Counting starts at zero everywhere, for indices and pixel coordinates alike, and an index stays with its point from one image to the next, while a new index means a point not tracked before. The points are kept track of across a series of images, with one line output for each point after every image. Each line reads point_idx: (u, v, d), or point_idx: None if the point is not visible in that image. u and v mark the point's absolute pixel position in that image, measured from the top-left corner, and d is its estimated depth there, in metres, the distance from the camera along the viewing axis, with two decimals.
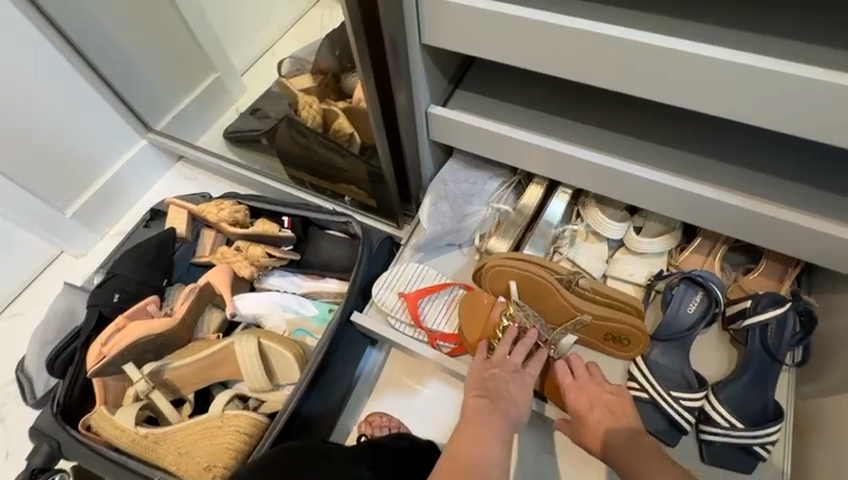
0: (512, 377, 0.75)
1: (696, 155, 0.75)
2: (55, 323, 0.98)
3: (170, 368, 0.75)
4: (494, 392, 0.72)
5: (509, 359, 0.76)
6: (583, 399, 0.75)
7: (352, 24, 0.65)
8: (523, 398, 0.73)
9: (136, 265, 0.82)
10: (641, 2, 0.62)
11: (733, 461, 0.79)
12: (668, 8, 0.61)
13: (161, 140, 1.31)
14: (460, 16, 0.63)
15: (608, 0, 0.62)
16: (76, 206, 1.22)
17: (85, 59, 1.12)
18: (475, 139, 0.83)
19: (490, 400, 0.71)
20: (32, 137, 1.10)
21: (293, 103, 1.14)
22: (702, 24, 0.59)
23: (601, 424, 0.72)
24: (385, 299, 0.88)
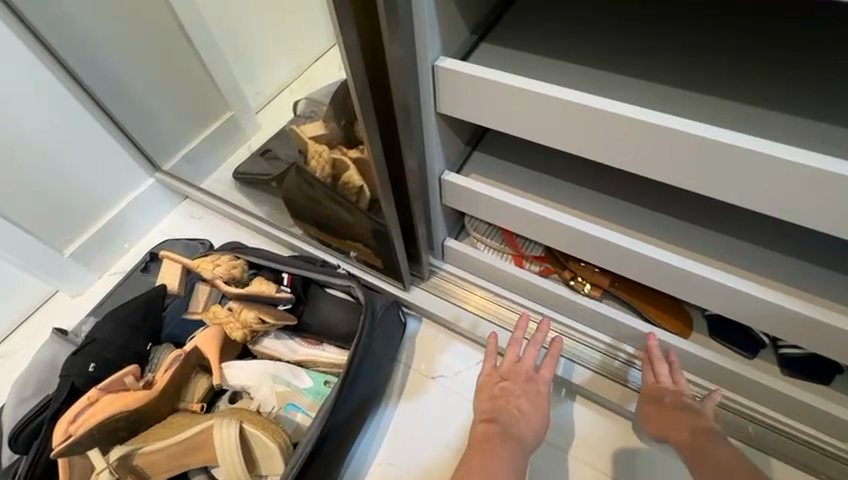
0: (523, 389, 0.74)
1: (739, 240, 0.65)
2: (35, 379, 0.90)
3: (140, 454, 0.68)
4: (503, 412, 0.72)
5: (521, 364, 0.76)
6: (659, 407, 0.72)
7: (356, 82, 0.56)
8: (537, 409, 0.72)
9: (120, 328, 0.77)
10: (671, 77, 0.57)
11: (811, 375, 0.73)
12: (701, 83, 0.56)
13: (169, 181, 1.30)
14: (479, 88, 0.57)
15: (632, 73, 0.58)
16: (75, 246, 1.19)
17: (94, 98, 1.10)
18: (490, 209, 0.74)
19: (500, 423, 0.70)
20: (35, 175, 1.07)
21: (303, 150, 1.10)
22: (740, 104, 0.53)
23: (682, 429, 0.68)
24: (476, 227, 0.92)
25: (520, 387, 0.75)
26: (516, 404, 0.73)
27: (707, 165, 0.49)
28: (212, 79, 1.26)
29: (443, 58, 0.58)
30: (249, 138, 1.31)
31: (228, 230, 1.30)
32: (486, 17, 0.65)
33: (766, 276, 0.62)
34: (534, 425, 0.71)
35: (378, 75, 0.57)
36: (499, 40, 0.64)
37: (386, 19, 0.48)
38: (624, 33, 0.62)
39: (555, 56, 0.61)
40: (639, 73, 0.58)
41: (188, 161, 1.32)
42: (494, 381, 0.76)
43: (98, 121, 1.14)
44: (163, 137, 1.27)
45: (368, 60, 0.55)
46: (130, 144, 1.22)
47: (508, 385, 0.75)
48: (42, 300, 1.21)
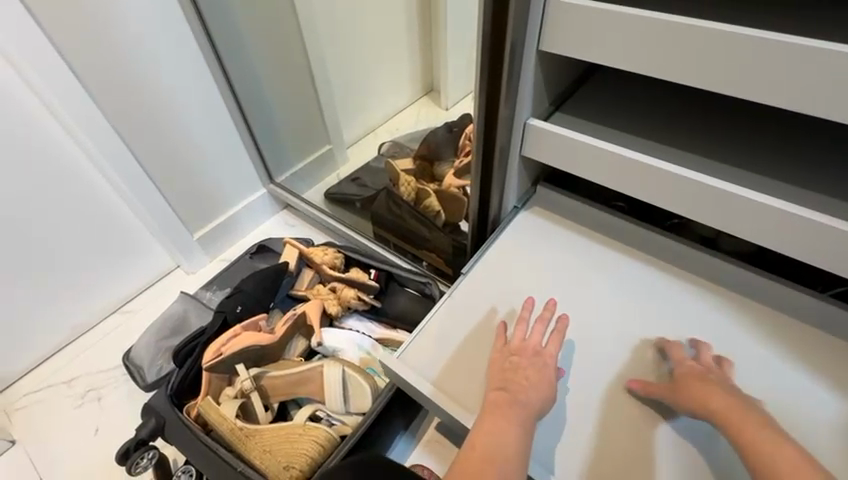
0: (531, 361, 0.70)
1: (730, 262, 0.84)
2: (170, 324, 1.17)
3: (268, 375, 0.89)
4: (514, 379, 0.68)
5: (528, 342, 0.73)
6: (693, 374, 0.67)
7: (477, 121, 0.81)
8: (545, 380, 0.68)
9: (257, 286, 1.01)
10: (683, 141, 0.80)
11: None
12: (705, 148, 0.79)
13: (279, 191, 1.60)
14: (557, 141, 0.80)
15: (661, 139, 0.81)
16: (202, 232, 1.46)
17: (246, 121, 1.43)
18: (517, 251, 0.92)
19: (509, 390, 0.66)
20: (192, 172, 1.35)
21: (393, 179, 1.38)
22: (735, 166, 0.75)
23: (718, 397, 0.62)
24: None
25: (527, 361, 0.70)
26: (525, 374, 0.68)
27: (723, 203, 0.69)
28: (322, 117, 1.62)
29: (532, 118, 0.82)
30: (339, 168, 1.68)
31: (321, 237, 1.59)
32: (560, 94, 0.90)
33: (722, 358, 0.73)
34: (540, 399, 0.66)
35: (489, 126, 0.81)
36: (569, 111, 0.89)
37: (507, 92, 0.74)
38: (650, 112, 0.87)
39: (606, 124, 0.86)
40: (663, 139, 0.81)
41: (295, 177, 1.65)
42: (504, 355, 0.72)
43: (242, 138, 1.45)
44: (281, 158, 1.61)
45: (485, 114, 0.79)
46: (260, 161, 1.53)
47: (520, 358, 0.70)
48: (163, 274, 1.48)
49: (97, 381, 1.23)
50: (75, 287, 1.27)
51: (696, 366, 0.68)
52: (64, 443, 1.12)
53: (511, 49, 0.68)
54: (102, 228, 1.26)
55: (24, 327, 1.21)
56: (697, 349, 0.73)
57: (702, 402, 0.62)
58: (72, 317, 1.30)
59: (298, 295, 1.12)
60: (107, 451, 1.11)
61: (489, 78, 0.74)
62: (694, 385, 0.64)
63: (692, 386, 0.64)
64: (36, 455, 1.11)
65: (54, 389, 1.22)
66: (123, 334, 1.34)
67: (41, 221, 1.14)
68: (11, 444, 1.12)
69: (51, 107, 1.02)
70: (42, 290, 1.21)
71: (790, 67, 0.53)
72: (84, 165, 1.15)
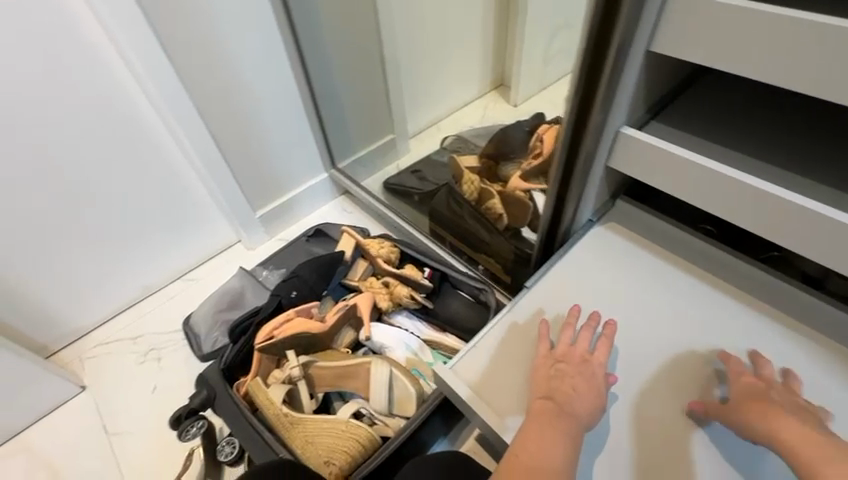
0: (578, 370, 0.64)
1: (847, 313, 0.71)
2: (228, 297, 1.21)
3: (316, 365, 0.88)
4: (560, 389, 0.62)
5: (574, 348, 0.67)
6: (748, 395, 0.59)
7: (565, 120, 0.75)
8: (594, 391, 0.62)
9: (313, 273, 1.01)
10: (804, 166, 0.69)
11: None
12: (831, 177, 0.67)
13: (339, 177, 1.60)
14: (652, 154, 0.71)
15: (776, 162, 0.70)
16: (264, 209, 1.50)
17: (315, 105, 1.43)
18: (589, 268, 0.84)
19: (555, 399, 0.61)
20: (260, 151, 1.37)
21: (456, 176, 1.33)
22: None
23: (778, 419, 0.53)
24: None
25: (573, 369, 0.65)
26: (572, 383, 0.63)
27: (825, 240, 0.60)
28: (389, 106, 1.60)
29: (626, 126, 0.74)
30: (399, 159, 1.66)
31: (378, 227, 1.58)
32: (659, 101, 0.80)
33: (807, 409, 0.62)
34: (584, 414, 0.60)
35: (576, 131, 0.74)
36: (667, 121, 0.79)
37: (603, 93, 0.66)
38: (763, 129, 0.76)
39: (709, 138, 0.75)
40: (780, 162, 0.70)
41: (356, 164, 1.64)
42: (549, 362, 0.67)
43: (310, 121, 1.45)
44: (345, 144, 1.60)
45: (576, 118, 0.72)
46: (325, 145, 1.54)
47: (564, 367, 0.65)
48: (224, 247, 1.53)
49: (158, 341, 1.30)
50: (146, 249, 1.35)
51: (755, 382, 0.60)
52: (125, 396, 1.19)
53: (619, 47, 0.61)
54: (173, 196, 1.33)
55: (99, 282, 1.30)
56: (758, 365, 0.64)
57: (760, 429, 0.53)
58: (141, 278, 1.38)
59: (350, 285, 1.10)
60: (163, 410, 1.17)
61: (586, 80, 0.67)
62: (753, 405, 0.56)
63: (749, 410, 0.56)
64: (100, 404, 1.18)
65: (121, 343, 1.31)
66: (185, 300, 1.40)
67: (120, 183, 1.20)
68: (81, 389, 1.21)
69: (137, 76, 1.06)
70: (115, 249, 1.29)
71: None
72: (161, 134, 1.20)
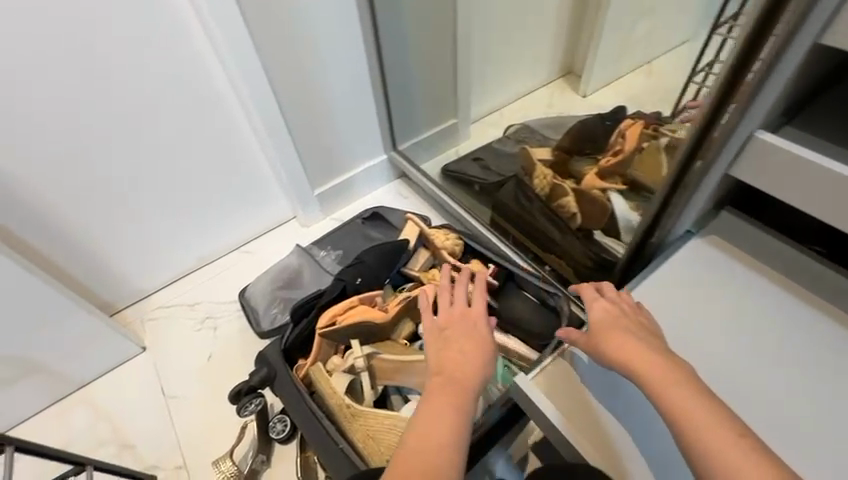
0: (462, 330, 0.76)
1: None
2: (286, 275, 1.21)
3: (379, 357, 0.86)
4: (449, 366, 0.69)
5: (457, 311, 0.80)
6: (607, 321, 0.63)
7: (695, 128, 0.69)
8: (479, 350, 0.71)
9: (378, 260, 0.97)
10: None
11: None
12: None
13: (399, 159, 1.55)
14: (792, 166, 0.60)
15: None
16: (322, 188, 1.47)
17: (383, 83, 1.37)
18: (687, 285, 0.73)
19: (446, 375, 0.68)
20: (324, 127, 1.34)
21: (527, 168, 1.26)
22: None
23: (631, 345, 0.58)
24: None
25: (457, 331, 0.76)
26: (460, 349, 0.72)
27: None
28: (455, 88, 1.52)
29: (761, 130, 0.63)
30: (459, 145, 1.59)
31: (434, 214, 1.53)
32: (797, 102, 0.69)
33: (827, 388, 0.60)
34: (479, 368, 0.69)
35: (702, 136, 0.68)
36: (804, 125, 0.68)
37: (749, 88, 0.59)
38: None
39: None
40: None
41: (416, 148, 1.59)
42: (440, 332, 0.77)
43: (375, 99, 1.40)
44: (408, 125, 1.55)
45: (705, 122, 0.66)
46: (388, 125, 1.49)
47: (451, 330, 0.77)
48: (280, 223, 1.52)
49: (215, 310, 1.32)
50: (208, 218, 1.36)
51: (608, 307, 0.65)
52: (183, 361, 1.22)
53: (784, 35, 0.54)
54: (237, 168, 1.32)
55: (164, 246, 1.33)
56: (602, 290, 0.70)
57: (621, 352, 0.58)
58: (202, 246, 1.40)
59: (411, 275, 1.05)
60: (216, 379, 1.19)
61: (731, 75, 0.60)
62: (613, 331, 0.61)
63: (612, 334, 0.61)
64: (159, 365, 1.22)
65: (180, 308, 1.34)
66: (241, 272, 1.41)
67: (190, 150, 1.21)
68: (142, 350, 1.24)
69: (215, 42, 1.04)
70: (180, 217, 1.31)
71: None
72: (233, 104, 1.19)
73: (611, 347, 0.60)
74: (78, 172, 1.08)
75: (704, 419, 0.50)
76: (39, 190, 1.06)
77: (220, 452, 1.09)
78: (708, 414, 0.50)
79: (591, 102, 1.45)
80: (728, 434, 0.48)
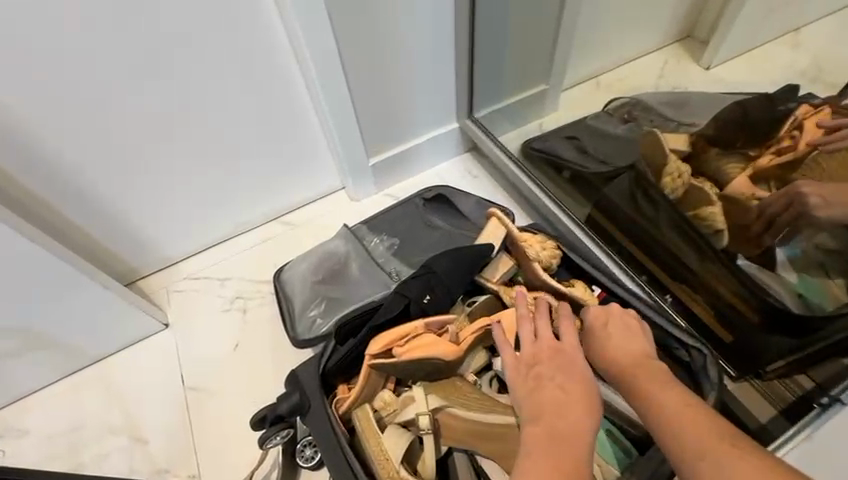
0: (552, 360, 0.59)
1: None
2: (330, 263, 1.00)
3: (448, 412, 0.64)
4: (545, 406, 0.53)
5: (540, 340, 0.62)
6: (600, 326, 0.66)
7: None
8: (581, 386, 0.55)
9: (453, 272, 0.73)
10: None
11: None
12: None
13: (473, 129, 1.26)
14: None
15: None
16: (379, 158, 1.22)
17: (469, 29, 1.07)
18: None
19: (543, 419, 0.51)
20: (390, 81, 1.07)
21: (649, 159, 0.95)
22: None
23: (619, 353, 0.62)
24: None
25: (546, 362, 0.59)
26: (555, 386, 0.55)
27: None
28: (555, 44, 1.19)
29: None
30: (548, 117, 1.27)
31: (508, 200, 1.26)
32: None
33: None
34: (585, 414, 0.52)
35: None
36: None
37: None
38: None
39: None
40: None
41: (495, 116, 1.29)
42: (523, 367, 0.59)
43: (456, 50, 1.10)
44: (490, 88, 1.24)
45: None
46: (467, 86, 1.19)
47: (542, 368, 0.58)
48: (326, 194, 1.30)
49: (246, 290, 1.14)
50: (244, 182, 1.15)
51: (600, 312, 0.68)
52: (208, 346, 1.06)
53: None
54: (282, 124, 1.09)
55: (195, 210, 1.14)
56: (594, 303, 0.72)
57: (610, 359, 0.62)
58: (238, 214, 1.21)
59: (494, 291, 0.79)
60: (241, 374, 1.02)
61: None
62: (609, 340, 0.64)
63: (604, 342, 0.64)
64: (181, 347, 1.07)
65: (208, 282, 1.17)
66: (278, 247, 1.22)
67: (230, 99, 0.99)
68: (164, 327, 1.09)
69: None
70: (213, 178, 1.11)
71: None
72: (283, 43, 0.94)
73: (600, 352, 0.63)
74: (97, 114, 0.89)
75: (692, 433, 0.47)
76: (51, 134, 0.88)
77: (244, 461, 0.93)
78: (703, 425, 0.48)
79: (723, 79, 1.22)
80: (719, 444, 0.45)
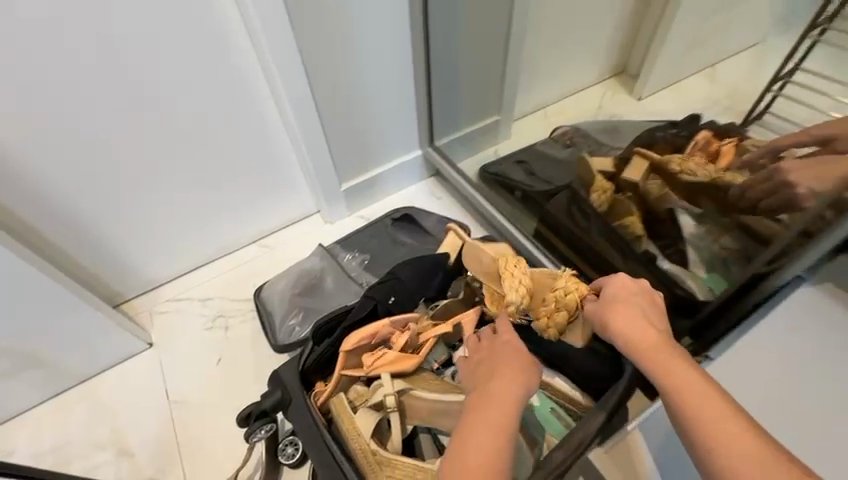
0: (490, 349, 0.71)
1: None
2: (307, 278, 1.11)
3: (411, 394, 0.73)
4: (480, 382, 0.65)
5: (479, 340, 0.75)
6: (630, 300, 0.68)
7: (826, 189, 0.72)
8: (509, 361, 0.67)
9: (414, 277, 0.85)
10: None
11: None
12: None
13: (434, 156, 1.42)
14: None
15: None
16: (350, 183, 1.35)
17: (426, 70, 1.23)
18: None
19: (476, 391, 0.63)
20: (358, 115, 1.21)
21: (582, 178, 1.12)
22: None
23: (641, 329, 0.63)
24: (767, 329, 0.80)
25: (485, 352, 0.71)
26: (490, 366, 0.67)
27: None
28: (502, 82, 1.37)
29: None
30: (500, 145, 1.43)
31: (467, 219, 1.40)
32: None
33: None
34: (514, 382, 0.63)
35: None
36: None
37: None
38: None
39: None
40: None
41: (453, 145, 1.45)
42: (469, 361, 0.72)
43: (416, 88, 1.26)
44: (447, 120, 1.41)
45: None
46: (427, 119, 1.35)
47: (482, 357, 0.71)
48: (302, 217, 1.41)
49: (228, 308, 1.22)
50: (225, 208, 1.25)
51: (625, 286, 0.71)
52: (191, 362, 1.13)
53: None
54: (260, 155, 1.21)
55: (179, 234, 1.23)
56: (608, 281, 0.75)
57: (637, 333, 0.63)
58: (219, 237, 1.30)
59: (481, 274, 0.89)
60: (225, 386, 1.09)
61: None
62: (625, 312, 0.66)
63: (626, 314, 0.66)
64: (165, 364, 1.13)
65: (191, 303, 1.24)
66: (257, 268, 1.31)
67: (214, 135, 1.10)
68: (148, 346, 1.15)
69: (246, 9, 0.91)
70: (196, 205, 1.20)
71: None
72: (260, 85, 1.07)
73: (622, 322, 0.65)
74: (92, 150, 0.98)
75: (716, 419, 0.51)
76: (48, 168, 0.96)
77: (228, 466, 1.00)
78: (729, 417, 0.51)
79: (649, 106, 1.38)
80: (739, 432, 0.50)
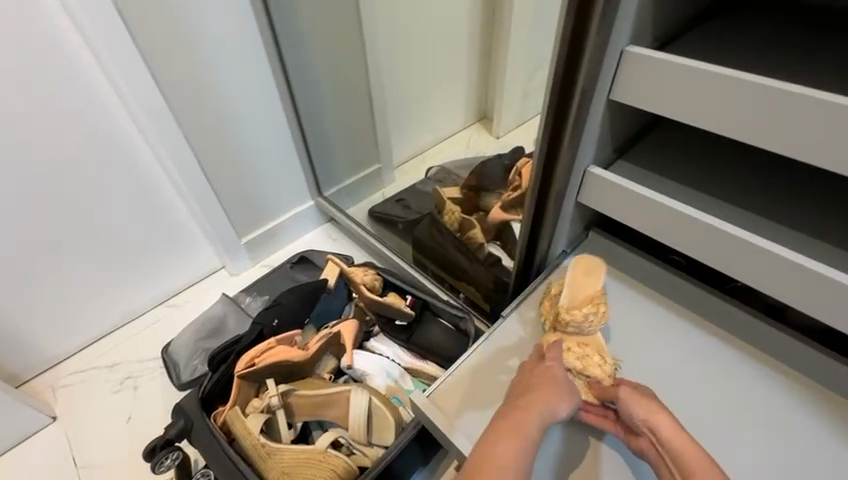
0: (542, 370, 0.65)
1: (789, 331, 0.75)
2: (210, 324, 1.22)
3: (296, 394, 0.90)
4: (528, 400, 0.59)
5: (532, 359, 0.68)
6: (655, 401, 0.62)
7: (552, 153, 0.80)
8: (559, 392, 0.61)
9: (295, 300, 1.03)
10: (743, 198, 0.75)
11: None
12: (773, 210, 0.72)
13: (325, 204, 1.63)
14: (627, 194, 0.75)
15: (724, 197, 0.75)
16: (249, 237, 1.50)
17: (303, 135, 1.46)
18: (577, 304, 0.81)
19: (523, 405, 0.58)
20: (246, 178, 1.39)
21: (439, 207, 1.41)
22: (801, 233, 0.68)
23: (674, 436, 0.56)
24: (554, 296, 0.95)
25: (536, 373, 0.64)
26: (538, 389, 0.61)
27: (773, 274, 0.64)
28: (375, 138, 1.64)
29: (594, 166, 0.78)
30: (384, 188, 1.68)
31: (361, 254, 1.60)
32: (626, 140, 0.85)
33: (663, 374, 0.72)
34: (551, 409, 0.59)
35: (545, 180, 0.80)
36: (633, 161, 0.84)
37: (569, 142, 0.72)
38: (718, 166, 0.81)
39: (672, 176, 0.80)
40: (728, 197, 0.75)
41: (341, 192, 1.67)
42: (524, 374, 0.65)
43: (296, 150, 1.48)
44: (332, 173, 1.63)
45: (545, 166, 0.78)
46: (312, 174, 1.56)
47: (527, 377, 0.64)
48: (208, 274, 1.52)
49: (136, 369, 1.28)
50: (126, 275, 1.34)
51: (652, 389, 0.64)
52: (100, 426, 1.17)
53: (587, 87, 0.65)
54: (158, 223, 1.33)
55: (80, 307, 1.29)
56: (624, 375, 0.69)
57: (665, 438, 0.57)
58: (122, 304, 1.37)
59: (566, 299, 0.76)
60: (136, 443, 1.14)
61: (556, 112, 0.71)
62: (649, 407, 0.60)
63: (653, 409, 0.60)
64: (71, 434, 1.16)
65: (97, 371, 1.28)
66: (165, 327, 1.39)
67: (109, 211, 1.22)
68: (52, 419, 1.18)
69: (126, 102, 1.08)
70: (96, 276, 1.28)
71: (754, 103, 0.55)
72: (149, 162, 1.22)
73: (653, 420, 0.59)
74: None
75: None
76: None
77: None
78: None
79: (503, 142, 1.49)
80: None
